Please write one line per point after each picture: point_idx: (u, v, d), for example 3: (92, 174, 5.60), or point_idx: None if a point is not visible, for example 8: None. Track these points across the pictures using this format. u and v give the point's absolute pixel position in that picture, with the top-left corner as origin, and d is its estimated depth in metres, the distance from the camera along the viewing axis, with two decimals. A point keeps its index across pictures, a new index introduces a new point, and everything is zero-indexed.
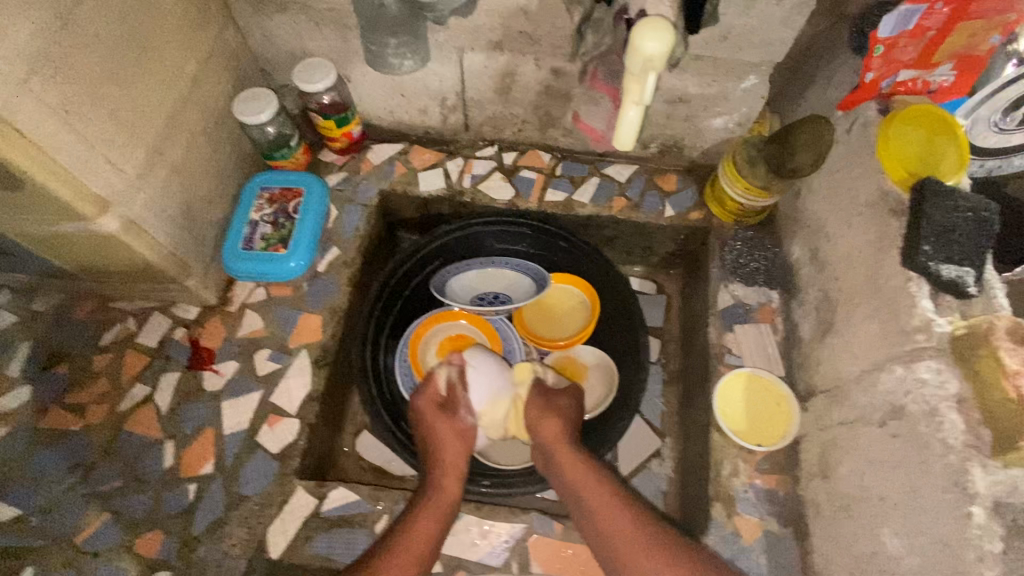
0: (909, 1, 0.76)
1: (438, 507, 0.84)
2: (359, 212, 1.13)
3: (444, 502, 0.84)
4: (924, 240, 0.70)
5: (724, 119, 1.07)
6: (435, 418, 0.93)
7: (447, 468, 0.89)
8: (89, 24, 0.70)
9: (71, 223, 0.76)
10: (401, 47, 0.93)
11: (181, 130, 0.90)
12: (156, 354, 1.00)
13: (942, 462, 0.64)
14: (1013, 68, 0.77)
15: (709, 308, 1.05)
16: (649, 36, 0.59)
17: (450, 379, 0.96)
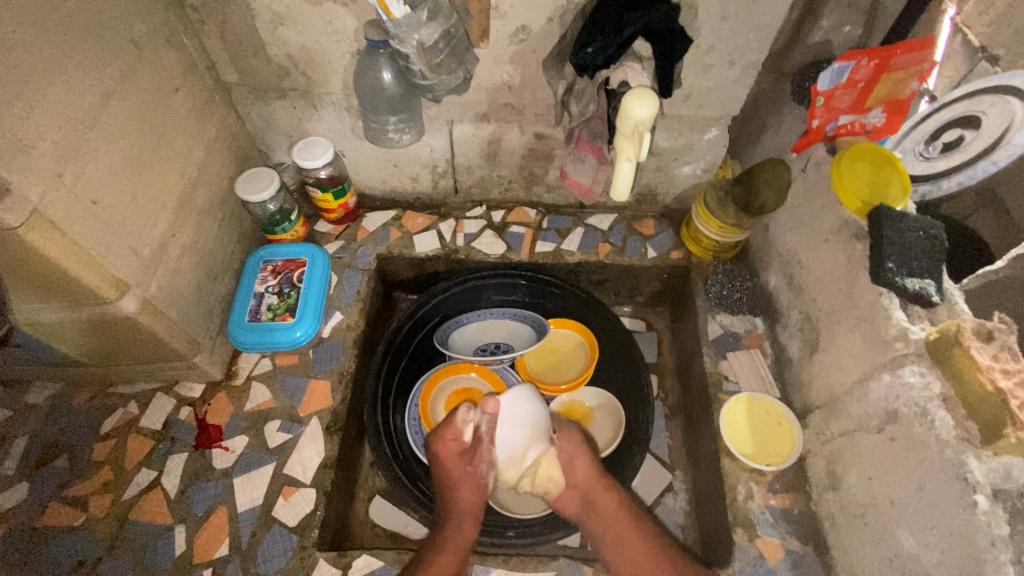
0: (840, 59, 0.89)
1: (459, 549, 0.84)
2: (359, 277, 1.17)
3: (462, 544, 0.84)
4: (888, 258, 0.79)
5: (692, 167, 1.18)
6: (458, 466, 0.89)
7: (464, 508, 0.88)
8: (111, 122, 0.75)
9: (90, 308, 0.77)
10: (400, 124, 1.02)
11: (190, 211, 0.94)
12: (161, 437, 0.97)
13: (941, 457, 0.69)
14: (927, 105, 0.93)
15: (702, 339, 1.11)
16: (638, 103, 0.72)
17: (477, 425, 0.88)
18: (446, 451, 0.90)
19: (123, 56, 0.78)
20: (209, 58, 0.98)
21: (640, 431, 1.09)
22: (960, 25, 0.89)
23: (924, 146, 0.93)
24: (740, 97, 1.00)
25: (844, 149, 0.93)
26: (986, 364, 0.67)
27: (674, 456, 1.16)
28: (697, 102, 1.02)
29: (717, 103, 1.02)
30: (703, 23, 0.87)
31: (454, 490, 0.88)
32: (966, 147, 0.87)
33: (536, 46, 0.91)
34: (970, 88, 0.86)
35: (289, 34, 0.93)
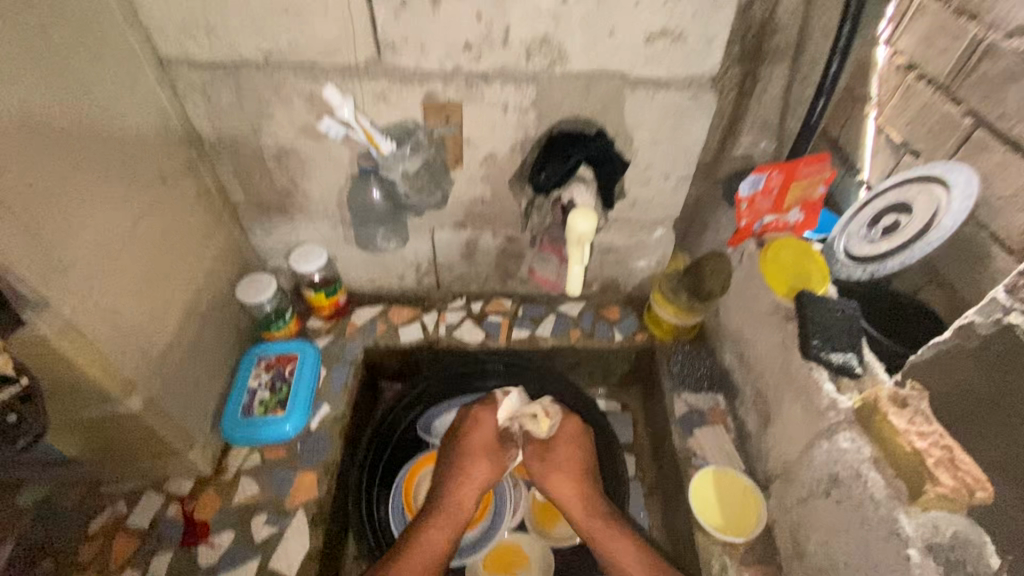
0: (755, 171, 1.06)
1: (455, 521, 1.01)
2: (346, 369, 1.25)
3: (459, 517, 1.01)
4: (813, 335, 0.91)
5: (647, 261, 1.33)
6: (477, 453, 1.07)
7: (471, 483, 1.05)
8: (136, 243, 0.87)
9: (99, 407, 0.84)
10: (388, 234, 1.20)
11: (195, 316, 1.04)
12: (148, 535, 0.99)
13: (877, 516, 0.77)
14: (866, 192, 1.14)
15: (669, 417, 1.19)
16: (581, 219, 0.85)
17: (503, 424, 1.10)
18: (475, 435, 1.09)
19: (151, 188, 0.92)
20: (221, 183, 1.14)
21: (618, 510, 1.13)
22: (884, 125, 1.12)
23: (867, 231, 1.00)
24: (678, 203, 1.18)
25: (768, 243, 1.08)
26: (903, 427, 0.77)
27: (654, 535, 1.19)
28: (642, 208, 1.19)
29: (660, 208, 1.19)
30: (639, 147, 1.06)
31: (470, 470, 1.06)
32: (904, 231, 0.93)
33: (502, 168, 1.09)
34: (900, 178, 0.95)
35: (292, 162, 1.10)
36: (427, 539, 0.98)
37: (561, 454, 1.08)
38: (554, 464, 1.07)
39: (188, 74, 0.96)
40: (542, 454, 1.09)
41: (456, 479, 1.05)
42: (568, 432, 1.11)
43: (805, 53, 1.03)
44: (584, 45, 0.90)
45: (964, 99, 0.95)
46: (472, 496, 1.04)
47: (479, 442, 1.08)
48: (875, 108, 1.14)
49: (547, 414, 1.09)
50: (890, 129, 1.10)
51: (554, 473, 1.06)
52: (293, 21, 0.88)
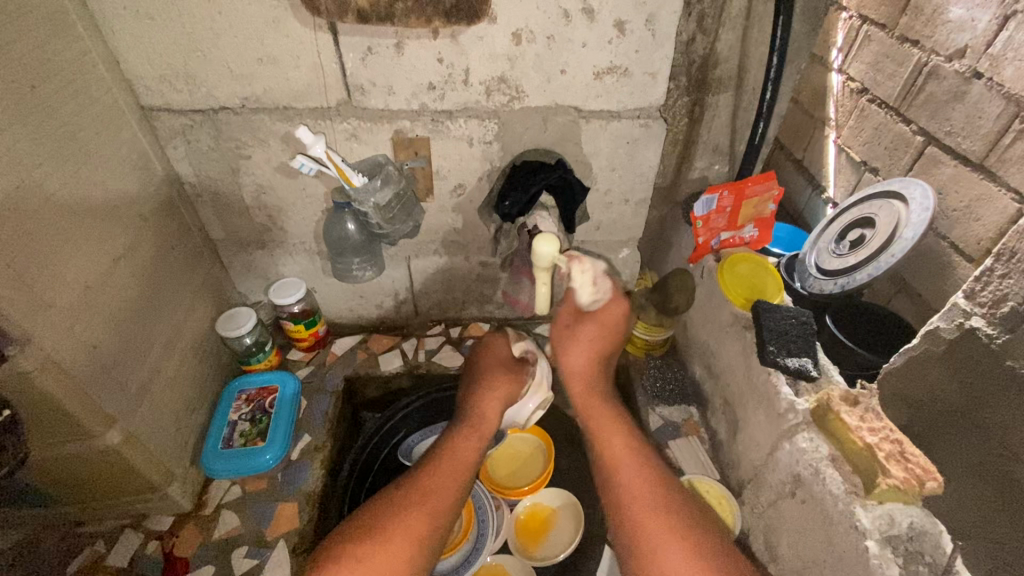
0: (707, 193, 1.14)
1: (482, 430, 1.06)
2: (327, 399, 1.27)
3: (484, 430, 1.06)
4: (768, 342, 0.97)
5: (616, 280, 1.38)
6: (494, 368, 1.12)
7: (488, 397, 1.07)
8: (118, 280, 0.91)
9: (78, 443, 0.85)
10: (363, 263, 1.20)
11: (175, 350, 1.07)
12: (125, 574, 0.98)
13: (839, 512, 0.80)
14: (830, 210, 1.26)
15: (645, 430, 1.23)
16: (544, 244, 0.89)
17: (524, 347, 1.16)
18: (494, 355, 1.15)
19: (132, 227, 0.96)
20: (201, 222, 1.18)
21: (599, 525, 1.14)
22: (844, 145, 1.22)
23: (836, 245, 1.09)
24: (641, 223, 1.24)
25: (725, 257, 1.15)
26: (855, 425, 0.83)
27: None
28: (607, 229, 1.25)
29: (623, 229, 1.25)
30: (598, 173, 1.13)
31: (487, 384, 1.09)
32: (868, 243, 1.02)
33: (471, 198, 1.15)
34: (862, 195, 1.08)
35: (270, 199, 1.14)
36: (456, 453, 1.01)
37: (589, 331, 1.03)
38: (584, 342, 1.04)
39: (167, 121, 1.01)
40: (582, 343, 1.04)
41: (484, 390, 1.08)
42: (611, 317, 1.02)
43: (745, 82, 1.12)
44: (539, 82, 0.97)
45: (914, 119, 1.04)
46: (498, 408, 1.07)
47: (496, 362, 1.14)
48: (833, 131, 1.24)
49: (596, 285, 0.99)
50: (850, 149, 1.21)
51: (575, 348, 1.04)
52: (267, 68, 0.94)
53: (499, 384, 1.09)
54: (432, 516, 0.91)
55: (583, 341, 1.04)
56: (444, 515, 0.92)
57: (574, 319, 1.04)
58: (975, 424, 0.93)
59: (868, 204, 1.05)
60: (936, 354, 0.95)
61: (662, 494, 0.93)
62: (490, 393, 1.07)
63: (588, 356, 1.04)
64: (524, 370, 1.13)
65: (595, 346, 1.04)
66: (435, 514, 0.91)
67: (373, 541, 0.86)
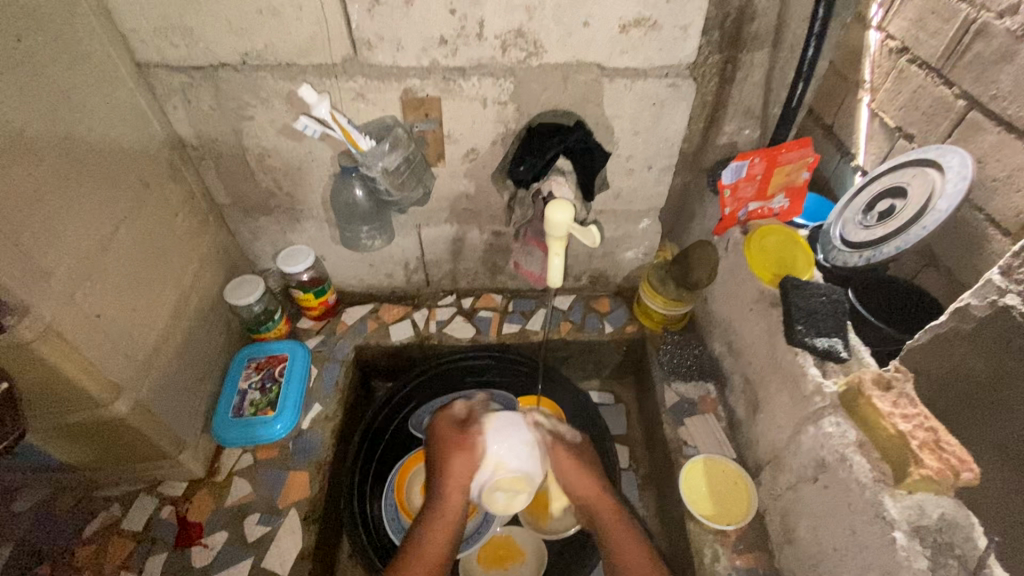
0: (737, 159, 1.06)
1: (449, 526, 0.88)
2: (337, 368, 1.25)
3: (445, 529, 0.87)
4: (797, 321, 0.92)
5: (635, 252, 1.33)
6: (449, 451, 0.92)
7: (453, 485, 0.90)
8: (120, 246, 0.88)
9: (86, 412, 0.85)
10: (372, 231, 1.15)
11: (182, 318, 1.05)
12: (140, 538, 1.00)
13: (865, 500, 0.77)
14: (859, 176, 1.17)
15: (660, 406, 1.20)
16: (558, 210, 0.78)
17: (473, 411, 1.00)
18: (447, 427, 0.97)
19: (133, 192, 0.92)
20: (205, 186, 1.14)
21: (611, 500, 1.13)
22: (879, 109, 1.11)
23: (863, 216, 1.00)
24: (664, 191, 1.17)
25: (753, 230, 1.09)
26: (887, 411, 0.78)
27: (650, 525, 1.20)
28: (628, 198, 1.18)
29: (645, 198, 1.19)
30: (621, 137, 1.06)
31: (447, 468, 0.91)
32: (897, 214, 0.93)
33: (485, 163, 1.09)
34: (892, 164, 0.97)
35: (275, 163, 1.10)
36: (422, 554, 0.85)
37: (589, 463, 0.98)
38: (580, 464, 0.96)
39: (166, 78, 0.96)
40: (574, 467, 0.96)
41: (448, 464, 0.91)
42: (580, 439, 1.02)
43: (784, 37, 1.03)
44: (560, 36, 0.90)
45: (957, 81, 0.94)
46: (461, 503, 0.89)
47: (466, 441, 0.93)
48: (866, 94, 1.14)
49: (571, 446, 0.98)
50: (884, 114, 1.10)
51: (580, 472, 0.96)
52: (267, 21, 0.88)
53: (462, 471, 0.90)
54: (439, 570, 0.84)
55: (569, 465, 0.96)
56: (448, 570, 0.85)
57: (564, 448, 0.97)
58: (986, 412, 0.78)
59: (898, 173, 0.95)
60: (963, 335, 0.77)
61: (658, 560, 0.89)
62: (450, 475, 0.90)
63: (581, 477, 0.96)
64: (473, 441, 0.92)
65: (584, 475, 0.96)
66: None
67: None
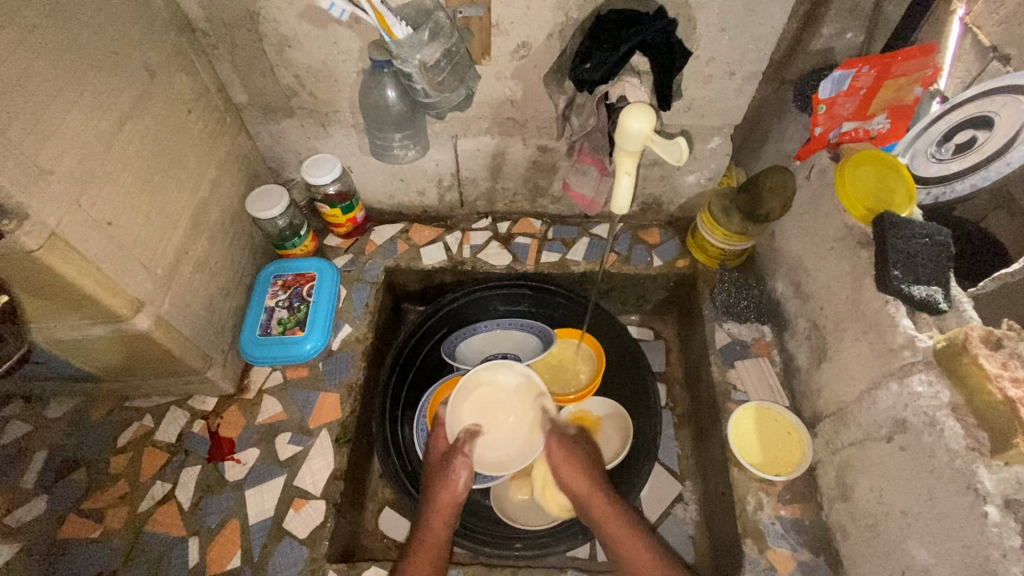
0: (841, 68, 0.89)
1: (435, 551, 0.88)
2: (367, 289, 1.19)
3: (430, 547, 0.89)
4: (893, 266, 0.79)
5: (696, 176, 1.18)
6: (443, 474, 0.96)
7: (437, 511, 0.92)
8: (129, 144, 0.78)
9: (107, 325, 0.80)
10: (405, 140, 1.03)
11: (202, 229, 0.97)
12: (175, 449, 1.00)
13: (951, 467, 0.69)
14: (938, 103, 0.93)
15: (709, 347, 1.11)
16: (635, 117, 0.65)
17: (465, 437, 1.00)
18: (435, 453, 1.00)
19: (139, 82, 0.80)
20: (220, 80, 1.01)
21: (648, 441, 1.09)
22: (971, 24, 0.91)
23: (937, 148, 0.88)
24: (742, 106, 1.01)
25: (847, 156, 0.93)
26: (994, 372, 0.66)
27: (684, 465, 1.16)
28: (699, 112, 1.02)
29: (719, 113, 1.02)
30: (703, 35, 0.88)
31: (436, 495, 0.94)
32: (980, 148, 0.81)
33: (537, 62, 0.93)
34: (982, 89, 0.81)
35: (296, 55, 0.96)
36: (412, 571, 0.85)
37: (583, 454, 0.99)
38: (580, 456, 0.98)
39: None
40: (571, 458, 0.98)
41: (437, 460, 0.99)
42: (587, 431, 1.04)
43: None
44: None
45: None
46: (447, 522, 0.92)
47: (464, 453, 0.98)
48: (962, 4, 0.91)
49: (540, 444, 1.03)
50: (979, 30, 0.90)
51: (567, 461, 0.97)
52: None
53: (448, 498, 0.93)
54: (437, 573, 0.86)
55: (568, 461, 0.97)
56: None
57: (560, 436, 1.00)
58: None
59: (984, 100, 0.81)
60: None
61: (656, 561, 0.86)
62: (436, 507, 0.92)
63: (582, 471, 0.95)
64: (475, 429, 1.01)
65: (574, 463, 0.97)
66: None
67: None
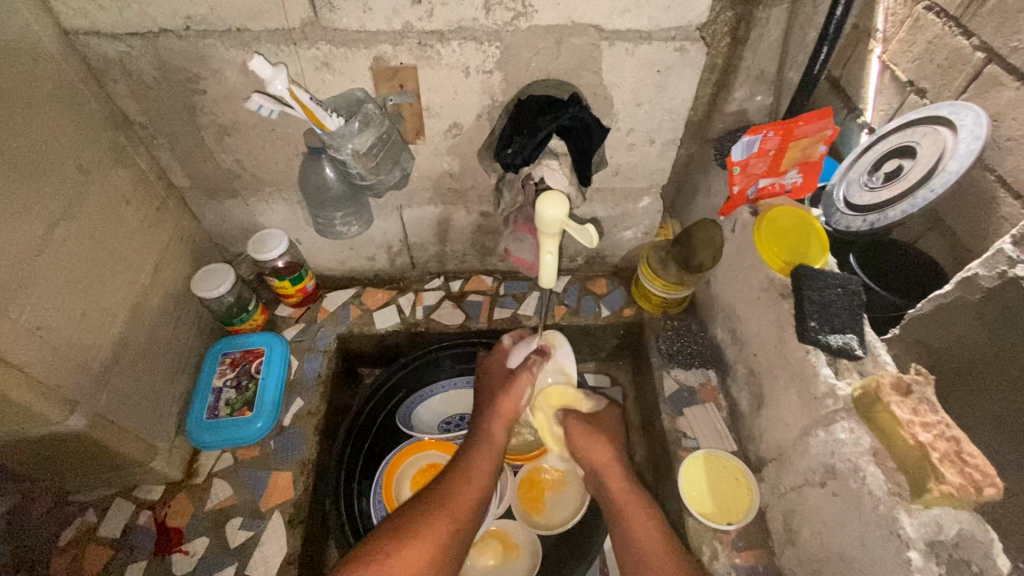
0: (749, 133, 0.96)
1: (490, 452, 0.95)
2: (320, 359, 1.18)
3: (490, 444, 0.96)
4: (810, 317, 0.84)
5: (634, 231, 1.24)
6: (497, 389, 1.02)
7: (501, 415, 0.99)
8: (62, 244, 0.79)
9: (38, 429, 0.78)
10: (346, 217, 1.05)
11: (144, 316, 0.96)
12: (119, 545, 0.97)
13: (876, 513, 0.72)
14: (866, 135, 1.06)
15: (659, 395, 1.14)
16: (551, 205, 0.68)
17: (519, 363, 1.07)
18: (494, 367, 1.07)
19: (71, 182, 0.81)
20: (161, 167, 1.02)
21: None
22: (890, 62, 1.02)
23: (869, 177, 0.95)
24: (666, 168, 1.07)
25: (765, 213, 1.00)
26: (906, 419, 0.71)
27: None
28: (627, 175, 1.09)
29: (646, 175, 1.09)
30: (621, 110, 0.95)
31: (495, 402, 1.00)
32: (905, 177, 0.88)
33: (470, 138, 0.98)
34: (903, 122, 0.91)
35: (235, 141, 0.98)
36: (474, 464, 0.92)
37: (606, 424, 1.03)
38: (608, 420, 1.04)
39: (99, 48, 0.83)
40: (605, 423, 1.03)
41: (482, 414, 1.00)
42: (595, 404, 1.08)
43: None
44: None
45: (976, 31, 0.86)
46: (502, 423, 0.98)
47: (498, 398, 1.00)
48: (880, 45, 1.04)
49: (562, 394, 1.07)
50: (895, 67, 1.01)
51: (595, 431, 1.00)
52: None
53: (511, 405, 1.00)
54: (447, 548, 0.80)
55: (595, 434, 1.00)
56: (456, 553, 0.80)
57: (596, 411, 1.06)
58: (984, 378, 0.79)
59: (906, 132, 0.90)
60: (969, 304, 0.79)
61: (670, 546, 0.84)
62: (500, 408, 0.99)
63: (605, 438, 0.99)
64: (520, 380, 1.02)
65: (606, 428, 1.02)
66: (458, 514, 0.84)
67: (408, 534, 0.79)
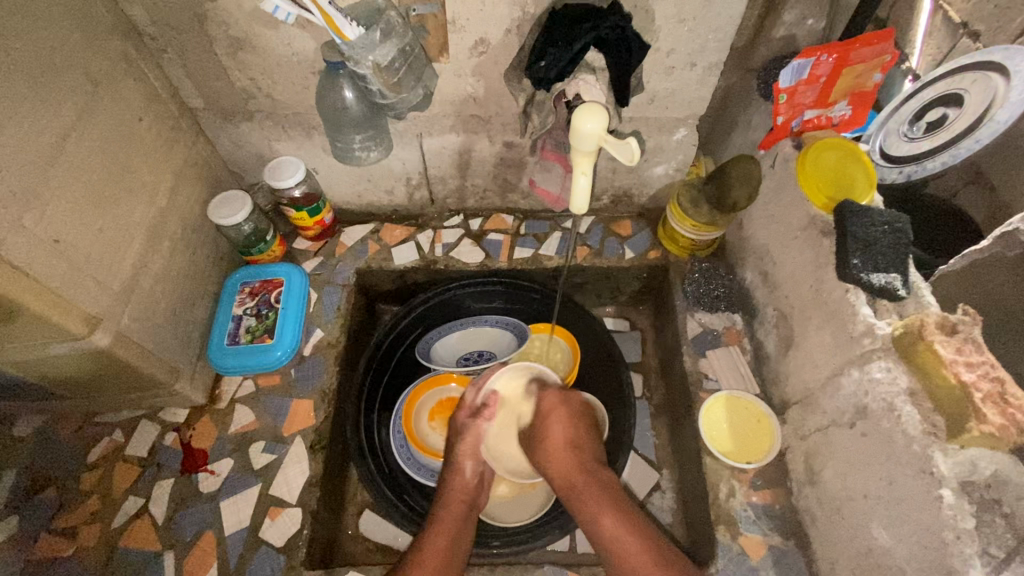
0: (800, 56, 0.88)
1: (451, 523, 0.89)
2: (338, 293, 1.17)
3: (450, 516, 0.90)
4: (853, 254, 0.79)
5: (664, 167, 1.18)
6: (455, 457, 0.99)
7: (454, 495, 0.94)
8: (76, 156, 0.76)
9: (62, 345, 0.78)
10: (366, 142, 1.02)
11: (162, 239, 0.95)
12: (146, 463, 0.99)
13: (909, 451, 0.70)
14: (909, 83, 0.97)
15: (681, 338, 1.12)
16: (587, 118, 0.66)
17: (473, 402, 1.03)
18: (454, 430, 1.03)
19: (81, 90, 0.78)
20: (172, 85, 0.98)
21: (624, 433, 1.08)
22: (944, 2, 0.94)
23: (909, 128, 0.90)
24: (705, 96, 1.01)
25: (807, 144, 0.93)
26: (950, 358, 0.67)
27: (660, 454, 1.18)
28: (663, 104, 1.02)
29: (682, 104, 1.02)
30: (661, 27, 0.88)
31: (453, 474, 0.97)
32: (948, 127, 0.84)
33: (496, 56, 0.92)
34: (951, 67, 0.83)
35: (249, 56, 0.93)
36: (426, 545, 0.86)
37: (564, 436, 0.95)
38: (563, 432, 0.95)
39: None
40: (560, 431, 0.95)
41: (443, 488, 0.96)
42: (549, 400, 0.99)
43: None
44: None
45: None
46: (462, 496, 0.94)
47: (468, 441, 0.99)
48: None
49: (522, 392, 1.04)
50: (948, 7, 0.93)
51: (552, 451, 0.94)
52: None
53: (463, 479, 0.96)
54: None
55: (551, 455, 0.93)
56: None
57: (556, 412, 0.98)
58: None
59: (954, 80, 0.83)
60: (1005, 260, 0.77)
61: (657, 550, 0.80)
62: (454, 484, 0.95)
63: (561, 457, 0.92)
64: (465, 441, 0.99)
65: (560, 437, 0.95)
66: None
67: None
